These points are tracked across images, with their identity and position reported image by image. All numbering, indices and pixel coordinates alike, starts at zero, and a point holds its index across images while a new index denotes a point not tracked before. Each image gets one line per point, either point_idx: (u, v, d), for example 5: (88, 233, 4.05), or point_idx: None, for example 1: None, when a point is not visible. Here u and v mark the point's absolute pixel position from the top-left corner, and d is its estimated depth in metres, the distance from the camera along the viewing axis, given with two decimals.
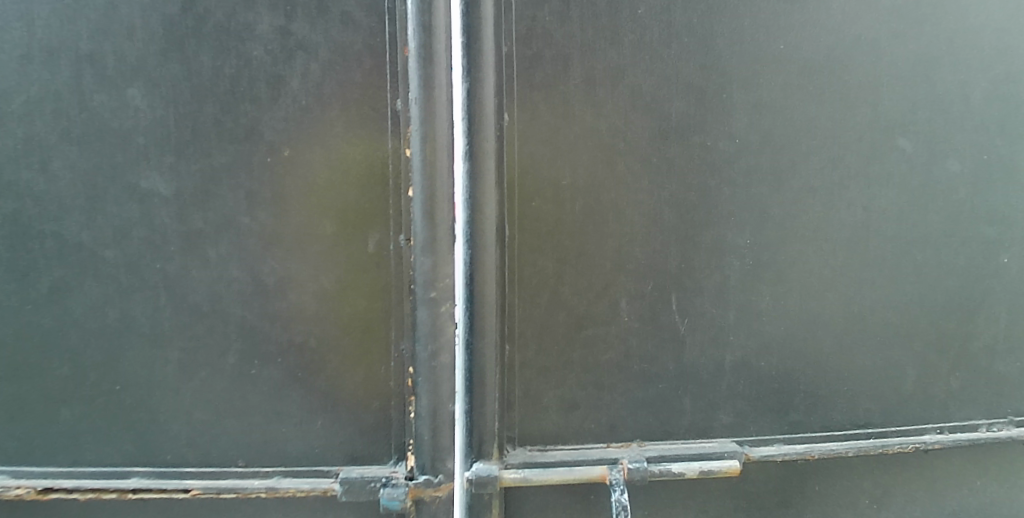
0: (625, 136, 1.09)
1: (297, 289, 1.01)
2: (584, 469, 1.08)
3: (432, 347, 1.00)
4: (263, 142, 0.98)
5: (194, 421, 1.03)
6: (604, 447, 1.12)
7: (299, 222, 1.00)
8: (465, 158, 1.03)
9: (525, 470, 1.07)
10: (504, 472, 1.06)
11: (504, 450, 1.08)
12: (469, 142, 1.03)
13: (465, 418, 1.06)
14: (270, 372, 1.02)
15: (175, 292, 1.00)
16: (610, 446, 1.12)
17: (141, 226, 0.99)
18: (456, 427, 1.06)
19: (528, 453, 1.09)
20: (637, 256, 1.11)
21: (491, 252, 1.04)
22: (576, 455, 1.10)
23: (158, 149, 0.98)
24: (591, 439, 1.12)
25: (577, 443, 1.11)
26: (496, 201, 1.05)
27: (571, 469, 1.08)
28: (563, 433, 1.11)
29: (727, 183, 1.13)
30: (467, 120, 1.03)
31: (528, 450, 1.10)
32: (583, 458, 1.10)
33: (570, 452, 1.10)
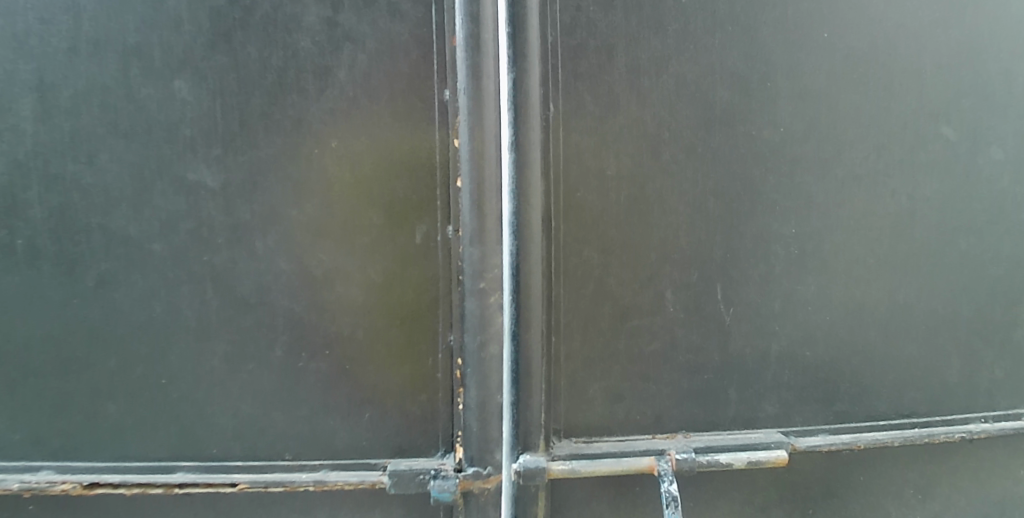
0: (670, 126, 1.09)
1: (346, 281, 1.00)
2: (631, 459, 1.08)
3: (482, 337, 1.00)
4: (311, 134, 0.98)
5: (241, 414, 1.03)
6: (649, 439, 1.12)
7: (347, 213, 0.99)
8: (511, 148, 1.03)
9: (574, 462, 1.06)
10: (551, 464, 1.05)
11: (550, 442, 1.08)
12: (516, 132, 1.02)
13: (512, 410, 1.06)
14: (317, 364, 1.02)
15: (222, 285, 1.00)
16: (656, 437, 1.12)
17: (188, 219, 0.99)
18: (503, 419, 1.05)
19: (574, 444, 1.09)
20: (682, 246, 1.10)
21: (537, 242, 1.03)
22: (622, 446, 1.09)
23: (205, 140, 0.98)
24: (637, 430, 1.12)
25: (623, 435, 1.11)
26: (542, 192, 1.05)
27: (619, 460, 1.08)
28: (608, 424, 1.11)
29: (771, 173, 1.13)
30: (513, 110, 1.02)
31: (575, 442, 1.10)
32: (630, 450, 1.09)
33: (616, 444, 1.10)
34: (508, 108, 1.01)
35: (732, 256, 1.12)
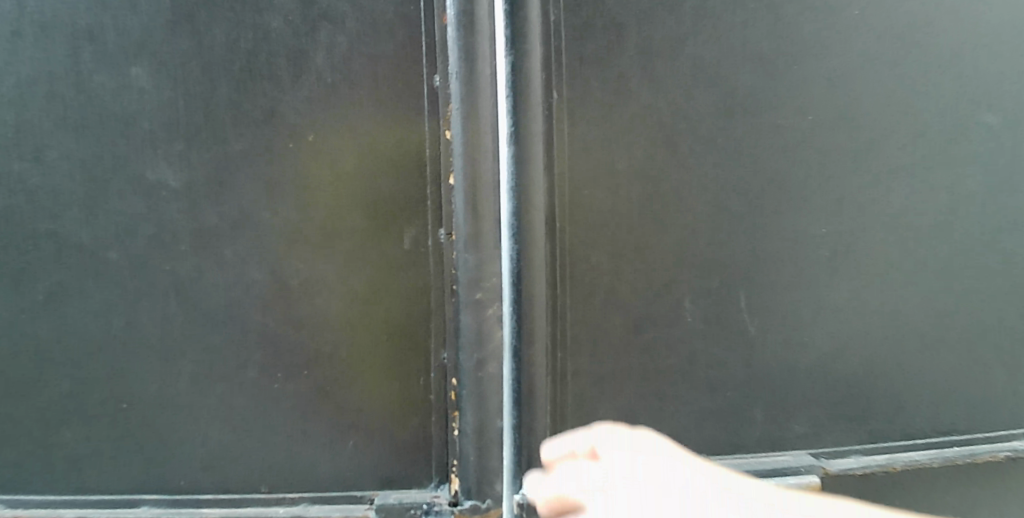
0: (686, 114, 0.98)
1: (325, 292, 0.89)
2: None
3: (479, 354, 0.89)
4: (285, 126, 0.87)
5: (210, 442, 0.92)
6: None
7: (326, 215, 0.88)
8: (511, 141, 0.93)
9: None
10: None
11: None
12: (515, 123, 0.92)
13: (513, 435, 0.95)
14: (294, 385, 0.90)
15: (186, 298, 0.89)
16: None
17: (148, 223, 0.88)
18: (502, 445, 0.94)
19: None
20: (702, 249, 0.99)
21: (541, 245, 0.93)
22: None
23: (165, 134, 0.87)
24: None
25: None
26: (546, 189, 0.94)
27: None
28: None
29: (799, 166, 1.02)
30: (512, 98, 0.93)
31: None
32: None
33: None
34: (507, 96, 0.92)
35: (756, 258, 1.01)
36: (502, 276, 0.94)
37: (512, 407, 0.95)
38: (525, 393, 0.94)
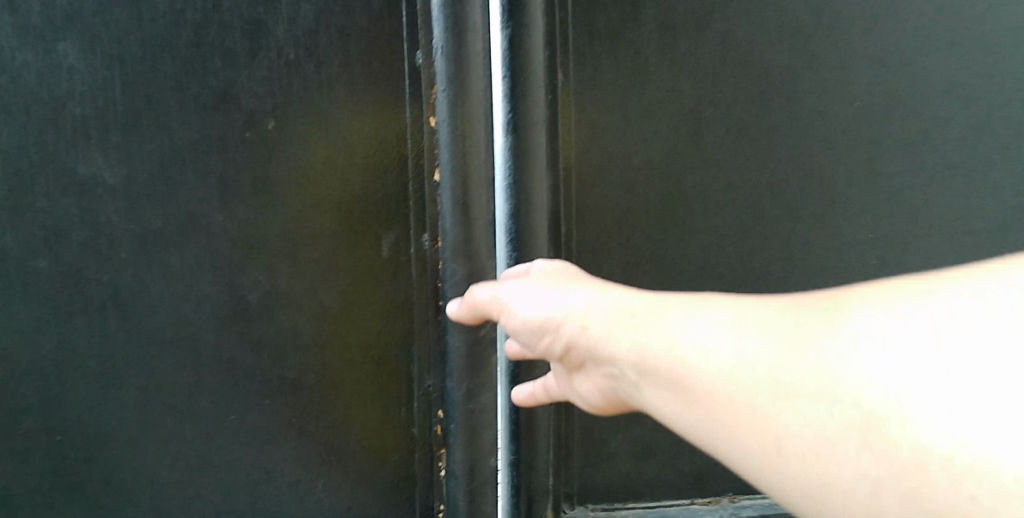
0: (714, 100, 0.84)
1: (290, 308, 0.76)
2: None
3: (470, 384, 0.77)
4: (240, 112, 0.74)
5: (158, 483, 0.78)
6: (687, 504, 0.88)
7: (290, 218, 0.75)
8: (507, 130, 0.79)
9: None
10: None
11: (560, 512, 0.84)
12: (512, 110, 0.79)
13: (509, 472, 0.83)
14: (253, 416, 0.78)
15: (127, 314, 0.75)
16: (695, 502, 0.89)
17: (81, 226, 0.74)
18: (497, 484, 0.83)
19: (592, 514, 0.85)
20: (727, 257, 0.86)
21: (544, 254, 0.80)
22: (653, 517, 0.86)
23: (100, 121, 0.73)
24: (672, 494, 0.88)
25: (655, 500, 0.87)
26: (549, 188, 0.81)
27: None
28: (635, 488, 0.87)
29: (844, 161, 0.88)
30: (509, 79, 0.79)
31: (591, 510, 0.86)
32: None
33: (644, 513, 0.86)
34: (502, 77, 0.79)
35: (789, 269, 0.88)
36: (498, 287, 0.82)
37: (508, 440, 0.83)
38: (524, 426, 0.81)
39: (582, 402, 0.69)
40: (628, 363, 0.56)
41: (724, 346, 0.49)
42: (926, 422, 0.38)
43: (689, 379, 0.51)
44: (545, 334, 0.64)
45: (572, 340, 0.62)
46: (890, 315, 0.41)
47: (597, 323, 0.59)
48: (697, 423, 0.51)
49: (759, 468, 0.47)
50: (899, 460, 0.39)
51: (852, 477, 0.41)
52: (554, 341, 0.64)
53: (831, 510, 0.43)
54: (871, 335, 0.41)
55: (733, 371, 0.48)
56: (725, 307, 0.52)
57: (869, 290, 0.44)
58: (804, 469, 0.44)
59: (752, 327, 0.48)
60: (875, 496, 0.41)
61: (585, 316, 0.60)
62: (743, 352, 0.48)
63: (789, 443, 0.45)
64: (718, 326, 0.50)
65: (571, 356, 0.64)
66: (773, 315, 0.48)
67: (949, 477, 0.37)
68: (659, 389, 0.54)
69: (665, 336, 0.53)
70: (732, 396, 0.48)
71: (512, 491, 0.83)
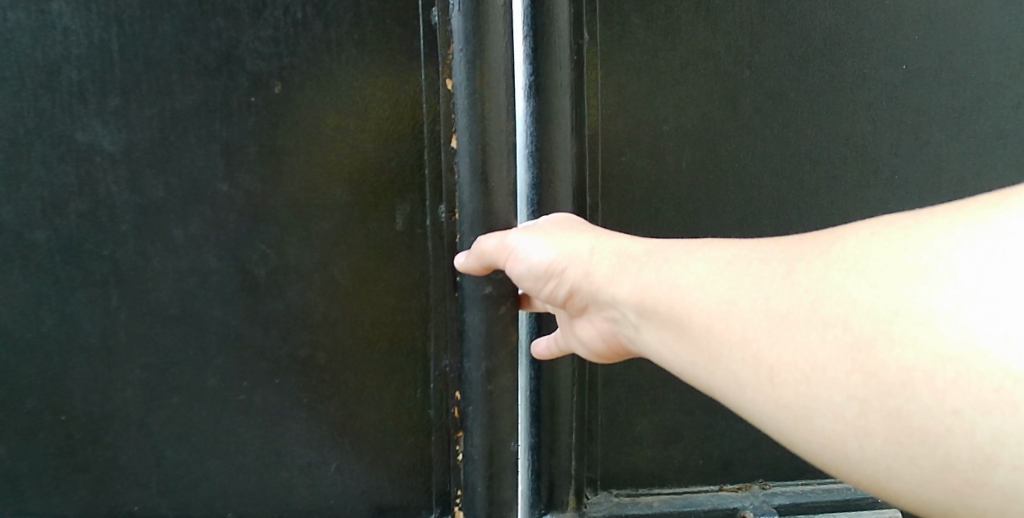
0: (750, 62, 0.78)
1: (300, 283, 0.72)
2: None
3: (490, 363, 0.70)
4: (244, 74, 0.69)
5: (165, 464, 0.75)
6: (716, 491, 0.84)
7: (299, 188, 0.71)
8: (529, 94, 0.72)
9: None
10: None
11: (583, 498, 0.81)
12: (535, 72, 0.71)
13: (530, 456, 0.78)
14: (263, 397, 0.74)
15: (130, 289, 0.72)
16: (724, 489, 0.84)
17: (80, 197, 0.70)
18: (517, 469, 0.78)
19: (615, 500, 0.82)
20: (761, 231, 0.81)
21: None
22: (679, 505, 0.82)
23: (96, 85, 0.69)
24: (699, 480, 0.84)
25: (681, 487, 0.83)
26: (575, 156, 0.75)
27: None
28: (661, 473, 0.83)
29: (889, 130, 0.82)
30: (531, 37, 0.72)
31: (615, 496, 0.82)
32: (689, 511, 0.82)
33: (670, 500, 0.83)
34: (524, 36, 0.72)
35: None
36: None
37: (529, 423, 0.78)
38: (546, 409, 0.76)
39: (583, 349, 0.68)
40: (630, 305, 0.58)
41: (721, 284, 0.51)
42: (916, 341, 0.40)
43: (689, 315, 0.53)
44: (550, 277, 0.63)
45: (577, 284, 0.62)
46: (886, 247, 0.44)
47: (603, 266, 0.60)
48: (693, 359, 0.53)
49: (751, 400, 0.49)
50: (887, 379, 0.42)
51: (843, 399, 0.43)
52: (559, 285, 0.64)
53: (819, 434, 0.45)
54: (867, 266, 0.44)
55: (731, 306, 0.50)
56: (723, 249, 0.54)
57: (864, 226, 0.46)
58: (797, 395, 0.46)
59: (750, 265, 0.51)
60: (863, 417, 0.43)
61: (591, 259, 0.61)
62: (743, 287, 0.50)
63: (784, 370, 0.46)
64: (718, 265, 0.53)
65: (574, 299, 0.64)
66: (761, 256, 0.50)
67: (934, 390, 0.40)
68: (658, 328, 0.56)
69: (666, 275, 0.56)
70: (731, 328, 0.50)
71: (533, 475, 0.79)
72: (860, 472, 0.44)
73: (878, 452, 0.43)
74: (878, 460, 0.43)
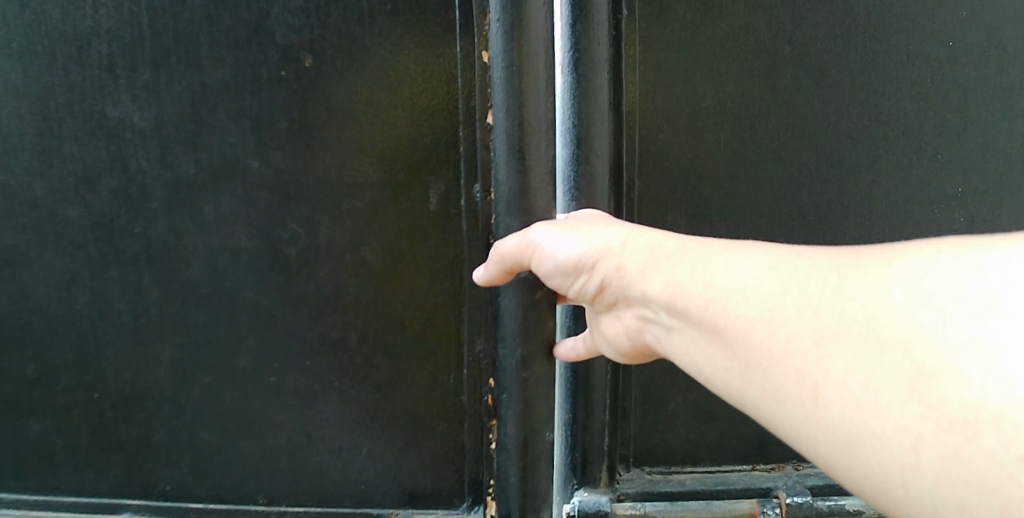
0: (792, 38, 0.73)
1: (331, 264, 0.70)
2: (726, 503, 0.78)
3: (526, 351, 0.67)
4: (275, 47, 0.67)
5: (198, 442, 0.75)
6: (748, 471, 0.80)
7: (328, 167, 0.69)
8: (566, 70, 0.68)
9: (649, 505, 0.77)
10: (615, 507, 0.76)
11: (615, 474, 0.78)
12: (574, 47, 0.67)
13: (564, 432, 0.76)
14: (294, 378, 0.73)
15: (161, 267, 0.71)
16: (756, 468, 0.81)
17: (111, 173, 0.69)
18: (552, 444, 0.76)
19: (648, 477, 0.79)
20: (802, 213, 0.76)
21: (603, 204, 0.71)
22: (713, 483, 0.79)
23: (126, 59, 0.67)
24: (734, 460, 0.80)
25: (713, 465, 0.80)
26: (613, 134, 0.72)
27: (709, 505, 0.78)
28: (695, 451, 0.79)
29: (944, 109, 0.75)
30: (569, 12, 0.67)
31: (648, 473, 0.79)
32: (723, 489, 0.79)
33: (703, 478, 0.79)
34: (564, 10, 0.67)
35: (871, 229, 0.77)
36: None
37: (564, 399, 0.75)
38: (581, 386, 0.74)
39: (609, 349, 0.65)
40: (661, 304, 0.56)
41: (766, 289, 0.49)
42: (985, 380, 0.37)
43: (724, 321, 0.50)
44: (580, 273, 0.60)
45: (608, 278, 0.60)
46: (954, 271, 0.41)
47: (636, 261, 0.58)
48: (727, 366, 0.50)
49: (789, 415, 0.46)
50: (947, 415, 0.38)
51: (895, 431, 0.40)
52: (589, 279, 0.61)
53: (863, 463, 0.42)
54: (933, 290, 0.41)
55: (778, 315, 0.47)
56: (769, 254, 0.51)
57: (929, 243, 0.44)
58: (840, 419, 0.42)
59: (798, 275, 0.48)
60: (913, 453, 0.40)
61: (623, 253, 0.59)
62: (790, 296, 0.47)
63: (830, 390, 0.43)
64: (762, 270, 0.50)
65: (604, 295, 0.62)
66: (815, 265, 0.48)
67: (998, 434, 0.37)
68: (690, 334, 0.54)
69: (701, 275, 0.53)
70: (774, 337, 0.47)
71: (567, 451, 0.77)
72: (902, 510, 0.41)
73: (924, 493, 0.39)
74: (922, 501, 0.40)
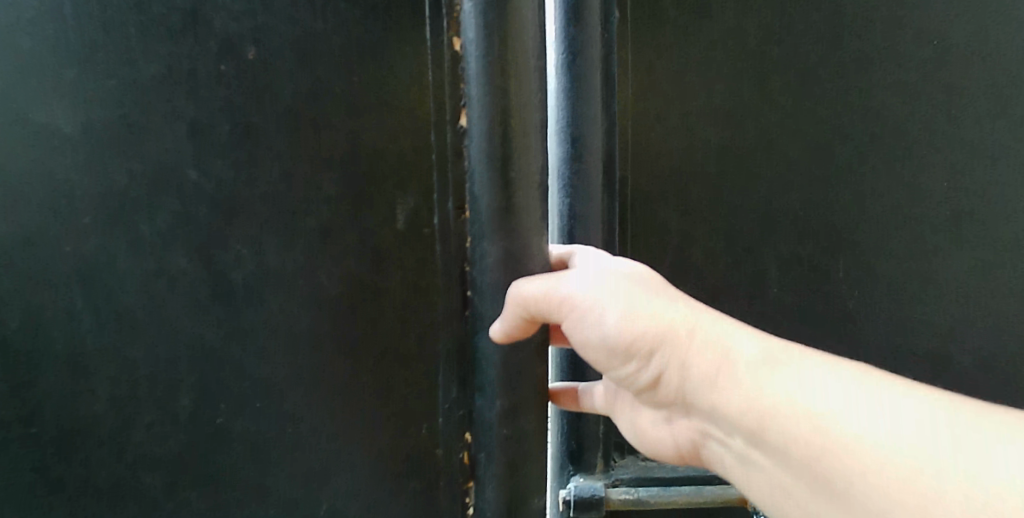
0: (780, 39, 0.68)
1: (282, 292, 0.61)
2: (718, 487, 0.71)
3: (508, 401, 0.57)
4: (217, 37, 0.57)
5: (135, 500, 0.62)
6: None
7: (279, 179, 0.58)
8: (559, 76, 0.69)
9: (642, 491, 0.70)
10: (609, 492, 0.70)
11: (608, 460, 0.73)
12: (565, 49, 0.68)
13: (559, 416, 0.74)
14: (242, 422, 0.63)
15: (97, 290, 0.60)
16: None
17: (36, 178, 0.57)
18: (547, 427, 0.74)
19: (643, 463, 0.73)
20: (792, 209, 0.70)
21: (594, 207, 0.69)
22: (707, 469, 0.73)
23: (52, 43, 0.56)
24: None
25: None
26: (606, 136, 0.69)
27: (701, 490, 0.70)
28: None
29: (961, 102, 0.69)
30: (562, 18, 0.68)
31: (641, 460, 0.73)
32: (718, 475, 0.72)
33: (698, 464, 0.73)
34: (558, 16, 0.68)
35: (882, 226, 0.70)
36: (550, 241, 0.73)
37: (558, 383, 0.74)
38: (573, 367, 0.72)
39: (649, 446, 0.60)
40: (731, 419, 0.49)
41: (866, 432, 0.42)
42: None
43: (809, 457, 0.44)
44: (631, 358, 0.52)
45: (666, 371, 0.51)
46: None
47: (703, 360, 0.49)
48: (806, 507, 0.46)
49: None
50: None
51: None
52: (642, 368, 0.52)
53: None
54: None
55: (876, 467, 0.41)
56: (873, 387, 0.44)
57: None
58: None
59: (903, 417, 0.42)
60: None
61: (688, 344, 0.49)
62: (893, 446, 0.41)
63: None
64: (856, 401, 0.43)
65: (659, 389, 0.53)
66: (935, 426, 0.41)
67: None
68: (758, 457, 0.48)
69: (791, 398, 0.45)
70: (864, 489, 0.41)
71: (562, 437, 0.74)
72: None
73: None
74: None
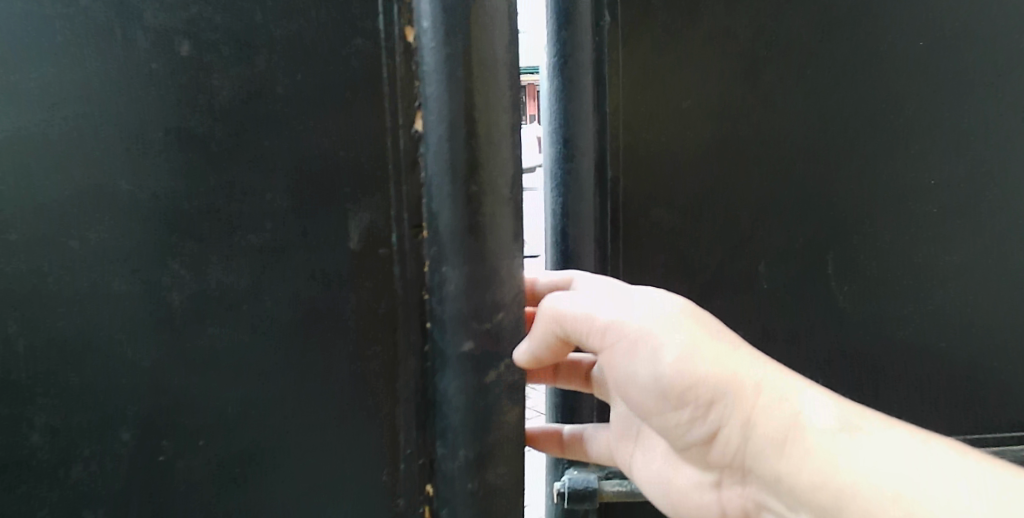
0: (774, 35, 0.75)
1: (226, 318, 0.53)
2: None
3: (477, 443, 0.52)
4: (144, 29, 0.49)
5: None
6: None
7: (223, 190, 0.52)
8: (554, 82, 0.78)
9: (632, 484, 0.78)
10: (602, 485, 0.78)
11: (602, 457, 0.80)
12: (560, 58, 0.76)
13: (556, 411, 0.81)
14: (187, 466, 0.54)
15: (25, 307, 0.50)
16: None
17: None
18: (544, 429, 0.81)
19: None
20: (779, 197, 0.77)
21: (587, 201, 0.77)
22: None
23: None
24: None
25: None
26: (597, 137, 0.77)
27: None
28: None
29: (917, 107, 0.76)
30: (556, 30, 0.76)
31: None
32: None
33: None
34: (552, 28, 0.76)
35: (852, 208, 0.78)
36: (549, 231, 0.81)
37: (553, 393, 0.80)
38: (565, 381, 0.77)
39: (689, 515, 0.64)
40: (797, 484, 0.53)
41: (917, 494, 0.47)
42: None
43: None
44: (689, 413, 0.57)
45: (726, 428, 0.56)
46: None
47: (771, 419, 0.54)
48: None
49: None
50: None
51: None
52: (702, 424, 0.58)
53: None
54: None
55: None
56: (914, 445, 0.50)
57: None
58: None
59: (943, 470, 0.48)
60: None
61: (753, 399, 0.54)
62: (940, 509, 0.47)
63: None
64: (907, 462, 0.49)
65: (717, 444, 0.58)
66: (960, 471, 0.48)
67: None
68: None
69: (854, 465, 0.50)
70: None
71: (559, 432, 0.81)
72: None
73: None
74: None
